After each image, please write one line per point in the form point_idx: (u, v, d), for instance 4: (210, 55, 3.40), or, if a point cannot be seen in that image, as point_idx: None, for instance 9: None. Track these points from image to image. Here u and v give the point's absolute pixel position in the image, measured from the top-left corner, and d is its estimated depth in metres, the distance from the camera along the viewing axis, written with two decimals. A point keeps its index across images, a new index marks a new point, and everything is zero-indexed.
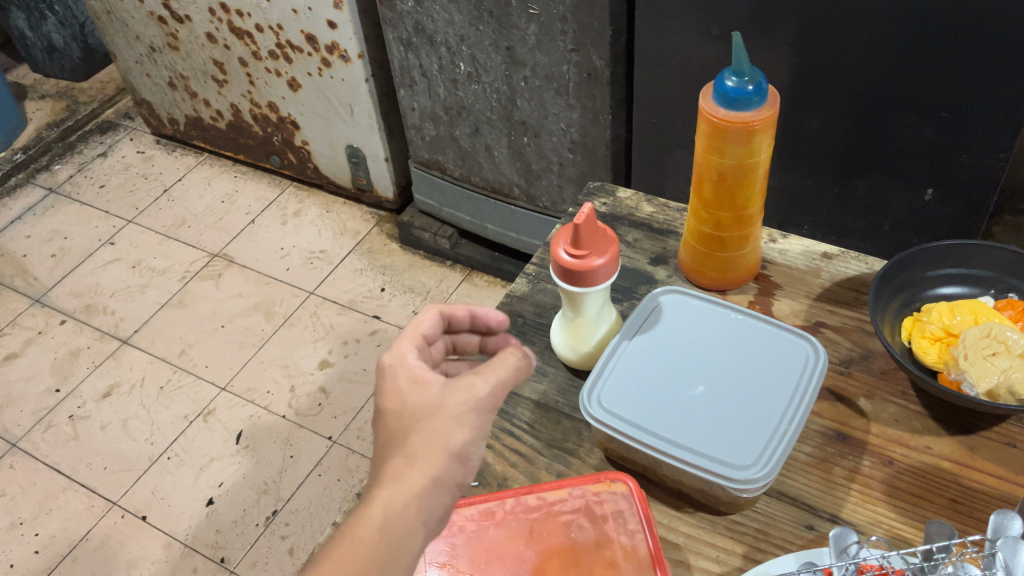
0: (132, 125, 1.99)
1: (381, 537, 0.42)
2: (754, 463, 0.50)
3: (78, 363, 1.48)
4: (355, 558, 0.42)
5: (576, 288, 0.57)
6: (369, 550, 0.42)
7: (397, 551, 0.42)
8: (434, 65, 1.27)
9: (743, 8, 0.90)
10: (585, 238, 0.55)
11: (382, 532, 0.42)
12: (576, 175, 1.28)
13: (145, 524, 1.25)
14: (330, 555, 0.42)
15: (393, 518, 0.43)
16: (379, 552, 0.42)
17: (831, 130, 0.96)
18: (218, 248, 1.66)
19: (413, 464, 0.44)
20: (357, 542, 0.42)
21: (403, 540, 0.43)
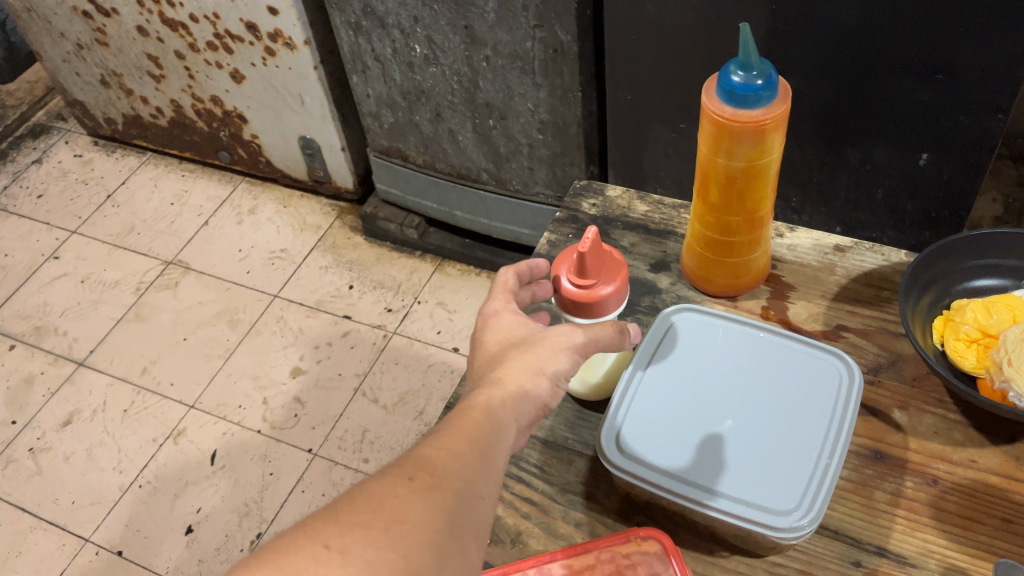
0: (67, 127, 1.87)
1: (488, 417, 0.45)
2: (797, 508, 0.45)
3: (33, 391, 1.40)
4: (466, 428, 0.44)
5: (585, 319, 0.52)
6: (481, 422, 0.44)
7: (503, 430, 0.45)
8: (388, 49, 1.19)
9: None
10: (592, 265, 0.51)
11: (488, 416, 0.45)
12: (548, 157, 1.21)
13: (122, 559, 1.18)
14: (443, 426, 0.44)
15: (497, 406, 0.46)
16: (488, 424, 0.44)
17: (817, 97, 0.90)
18: (172, 254, 1.57)
19: (513, 375, 0.47)
20: (469, 416, 0.45)
21: (507, 425, 0.45)
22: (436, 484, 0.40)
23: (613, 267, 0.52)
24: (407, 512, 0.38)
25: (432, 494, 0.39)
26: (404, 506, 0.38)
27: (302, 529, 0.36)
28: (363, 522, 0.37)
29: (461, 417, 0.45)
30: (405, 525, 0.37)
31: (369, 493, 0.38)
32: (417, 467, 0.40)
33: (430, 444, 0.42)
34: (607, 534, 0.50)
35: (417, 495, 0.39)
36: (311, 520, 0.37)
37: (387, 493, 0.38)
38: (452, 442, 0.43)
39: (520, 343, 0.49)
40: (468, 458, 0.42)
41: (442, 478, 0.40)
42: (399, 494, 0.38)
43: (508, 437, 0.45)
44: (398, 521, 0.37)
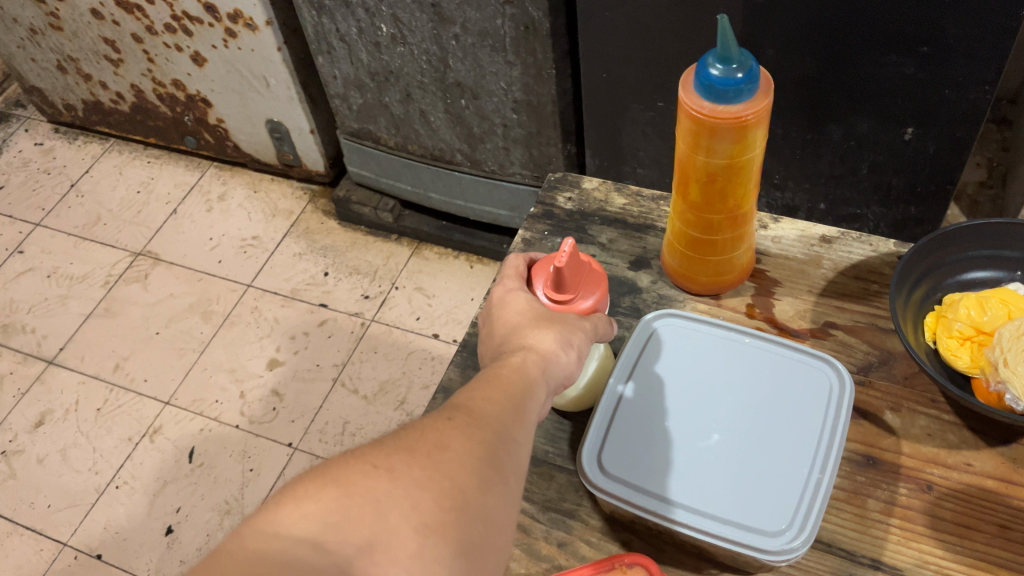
0: (26, 114, 1.81)
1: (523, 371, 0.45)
2: (789, 529, 0.43)
3: (2, 392, 1.36)
4: (503, 379, 0.44)
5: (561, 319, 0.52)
6: (516, 374, 0.45)
7: (538, 385, 0.45)
8: (353, 28, 1.14)
9: None
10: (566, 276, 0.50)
11: (522, 372, 0.45)
12: (523, 137, 1.18)
13: (102, 563, 1.16)
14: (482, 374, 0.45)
15: (530, 361, 0.46)
16: (525, 374, 0.45)
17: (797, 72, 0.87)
18: (141, 245, 1.53)
19: (544, 344, 0.47)
20: (506, 368, 0.45)
21: (542, 379, 0.45)
22: (475, 422, 0.40)
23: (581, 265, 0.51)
24: (449, 443, 0.38)
25: (471, 431, 0.40)
26: (446, 437, 0.38)
27: (348, 454, 0.37)
28: (408, 448, 0.37)
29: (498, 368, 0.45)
30: (447, 452, 0.38)
31: (412, 428, 0.39)
32: (458, 408, 0.41)
33: (470, 390, 0.43)
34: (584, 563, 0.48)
35: (457, 431, 0.39)
36: (356, 449, 0.37)
37: (431, 427, 0.39)
38: (489, 389, 0.43)
39: (546, 317, 0.49)
40: (507, 402, 0.43)
41: (481, 417, 0.41)
42: (440, 427, 0.39)
43: (542, 391, 0.45)
44: (439, 449, 0.38)
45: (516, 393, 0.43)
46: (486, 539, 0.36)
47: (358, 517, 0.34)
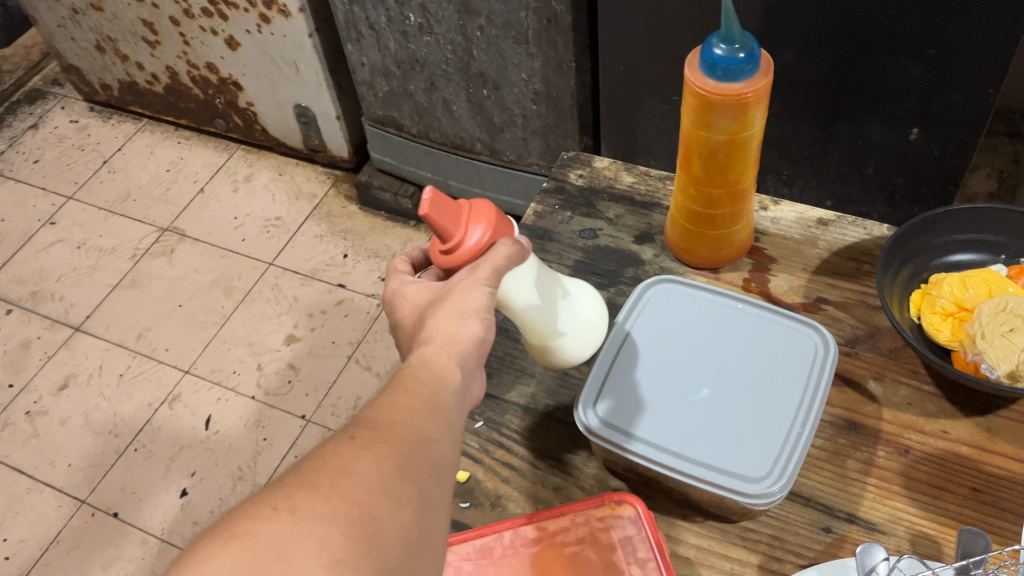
0: (63, 92, 1.87)
1: (423, 371, 0.44)
2: (768, 476, 0.46)
3: (30, 355, 1.41)
4: (406, 387, 0.43)
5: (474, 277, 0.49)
6: (418, 382, 0.43)
7: (444, 374, 0.43)
8: (382, 17, 1.18)
9: None
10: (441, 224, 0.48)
11: (425, 372, 0.43)
12: (541, 128, 1.21)
13: (118, 521, 1.20)
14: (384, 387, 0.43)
15: (431, 354, 0.44)
16: (428, 376, 0.43)
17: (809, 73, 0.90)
18: (168, 221, 1.58)
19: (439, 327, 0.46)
20: (406, 374, 0.43)
21: (447, 373, 0.44)
22: (381, 437, 0.39)
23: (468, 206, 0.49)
24: (355, 467, 0.37)
25: (378, 447, 0.38)
26: (350, 462, 0.37)
27: (245, 504, 0.35)
28: (309, 482, 0.35)
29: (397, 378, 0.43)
30: (352, 479, 0.36)
31: (312, 459, 0.37)
32: (359, 427, 0.39)
33: (372, 406, 0.41)
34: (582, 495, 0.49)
35: (361, 452, 0.38)
36: (251, 497, 0.35)
37: (332, 452, 0.37)
38: (394, 399, 0.42)
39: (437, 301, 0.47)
40: (418, 409, 0.41)
41: (386, 432, 0.39)
42: (343, 453, 0.37)
43: (453, 377, 0.44)
44: (344, 476, 0.36)
45: (421, 399, 0.42)
46: (414, 551, 0.35)
47: (266, 566, 0.32)
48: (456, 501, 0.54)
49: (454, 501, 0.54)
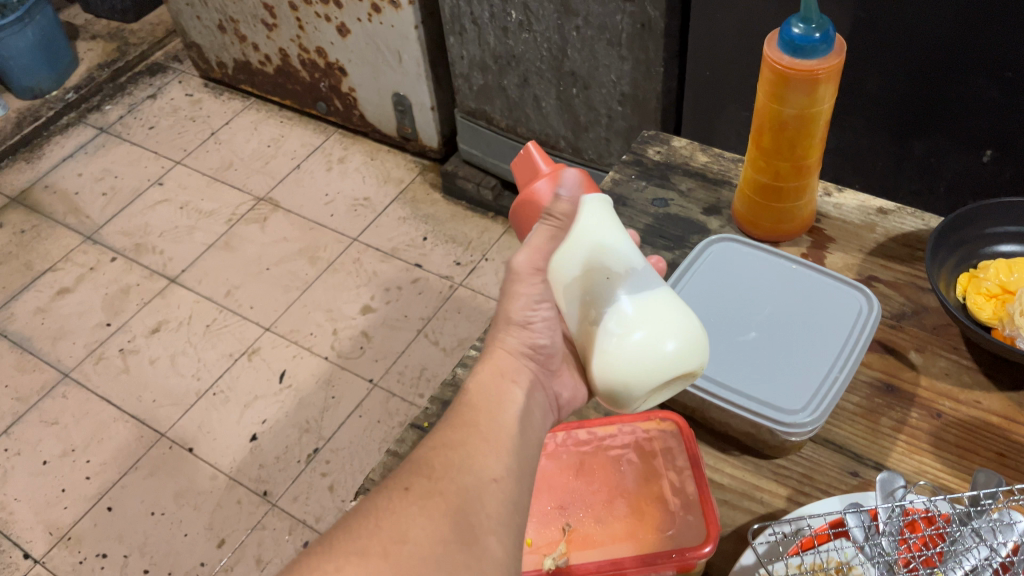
0: (181, 68, 2.02)
1: (482, 397, 0.48)
2: (803, 410, 0.51)
3: (128, 300, 1.53)
4: (468, 420, 0.46)
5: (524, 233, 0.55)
6: (479, 412, 0.47)
7: (504, 395, 0.48)
8: (486, 13, 1.26)
9: None
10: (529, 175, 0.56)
11: (488, 389, 0.49)
12: (624, 129, 1.27)
13: (192, 456, 1.29)
14: (444, 423, 0.46)
15: (494, 378, 0.49)
16: (486, 407, 0.47)
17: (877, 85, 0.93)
18: (264, 191, 1.69)
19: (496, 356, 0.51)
20: (466, 406, 0.47)
21: (506, 397, 0.48)
22: (436, 491, 0.41)
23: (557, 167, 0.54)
24: (410, 529, 0.39)
25: (432, 501, 0.41)
26: (406, 523, 0.40)
27: (300, 566, 0.38)
28: (364, 555, 0.38)
29: (457, 412, 0.47)
30: (407, 544, 0.39)
31: (366, 513, 0.40)
32: (414, 473, 0.43)
33: (429, 446, 0.45)
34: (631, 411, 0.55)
35: (416, 509, 0.41)
36: (305, 557, 0.39)
37: (389, 509, 0.40)
38: (454, 438, 0.45)
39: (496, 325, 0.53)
40: (477, 449, 0.45)
41: (442, 481, 0.42)
42: (399, 509, 0.40)
43: (517, 390, 0.49)
44: (399, 540, 0.39)
45: (482, 440, 0.45)
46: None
47: None
48: None
49: None
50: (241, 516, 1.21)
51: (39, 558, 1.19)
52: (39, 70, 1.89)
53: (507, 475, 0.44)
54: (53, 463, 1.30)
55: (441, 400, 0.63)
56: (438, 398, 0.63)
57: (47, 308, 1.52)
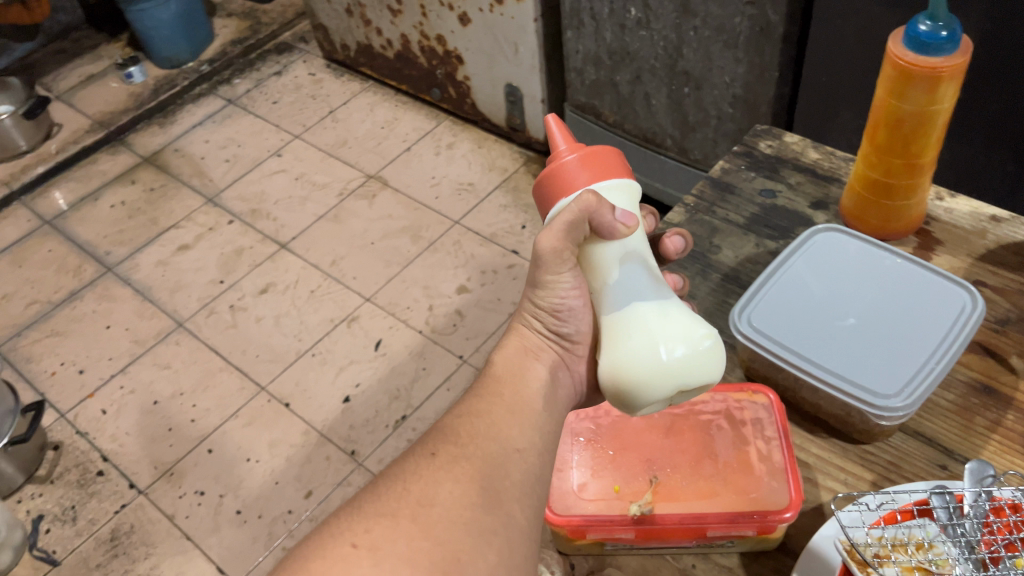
0: (307, 49, 2.12)
1: (507, 372, 0.53)
2: (896, 395, 0.52)
3: (241, 261, 1.61)
4: (495, 394, 0.51)
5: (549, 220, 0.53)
6: (504, 386, 0.52)
7: (528, 371, 0.53)
8: (605, 9, 1.29)
9: None
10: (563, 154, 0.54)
11: (507, 364, 0.53)
12: (733, 132, 1.28)
13: (287, 410, 1.36)
14: (469, 399, 0.51)
15: (518, 359, 0.54)
16: (512, 384, 0.52)
17: (992, 104, 0.90)
18: (374, 170, 1.76)
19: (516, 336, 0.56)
20: (493, 383, 0.52)
21: (530, 373, 0.53)
22: (462, 458, 0.46)
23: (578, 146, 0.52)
24: (438, 492, 0.43)
25: (458, 467, 0.45)
26: (434, 488, 0.44)
27: (334, 524, 0.42)
28: (393, 513, 0.42)
29: (485, 387, 0.52)
30: (434, 507, 0.43)
31: (396, 479, 0.45)
32: (442, 441, 0.47)
33: (455, 418, 0.49)
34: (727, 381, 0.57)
35: (443, 472, 0.45)
36: (338, 517, 0.43)
37: (418, 475, 0.45)
38: (479, 410, 0.50)
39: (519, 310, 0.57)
40: (500, 421, 0.49)
41: (468, 449, 0.47)
42: (427, 475, 0.45)
43: (536, 366, 0.54)
44: (427, 504, 0.43)
45: (506, 413, 0.50)
46: (504, 566, 0.42)
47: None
48: None
49: None
50: (329, 471, 1.27)
51: (143, 488, 1.28)
52: (178, 42, 2.02)
53: (529, 447, 0.49)
54: (162, 404, 1.39)
55: None
56: None
57: (168, 261, 1.63)
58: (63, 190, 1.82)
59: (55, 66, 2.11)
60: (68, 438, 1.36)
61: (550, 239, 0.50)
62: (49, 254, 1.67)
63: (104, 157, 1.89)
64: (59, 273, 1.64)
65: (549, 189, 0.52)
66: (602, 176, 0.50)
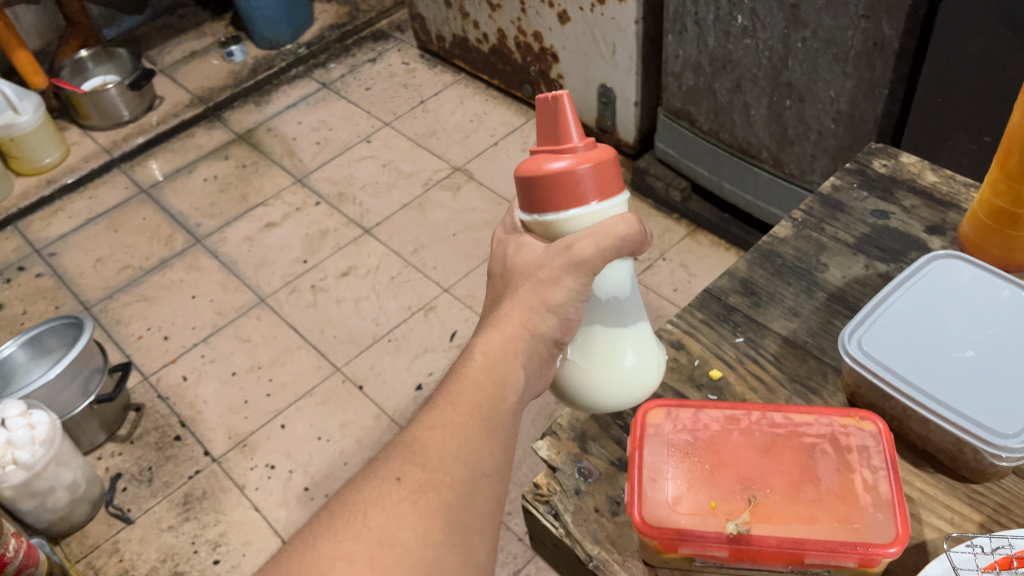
0: (402, 38, 2.15)
1: (486, 376, 0.50)
2: (1014, 435, 0.49)
3: (325, 242, 1.64)
4: (471, 400, 0.49)
5: (546, 216, 0.53)
6: (482, 391, 0.49)
7: (509, 371, 0.51)
8: (710, 15, 1.26)
9: None
10: (548, 143, 0.53)
11: (488, 363, 0.51)
12: (834, 148, 1.24)
13: (360, 393, 1.37)
14: (440, 405, 0.49)
15: (498, 360, 0.51)
16: (487, 392, 0.50)
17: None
18: (461, 162, 1.77)
19: (512, 319, 0.53)
20: (466, 386, 0.50)
21: (511, 374, 0.51)
22: (429, 486, 0.45)
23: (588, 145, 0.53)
24: (400, 530, 0.42)
25: (425, 497, 0.44)
26: (396, 524, 0.43)
27: (290, 564, 0.41)
28: (353, 554, 0.41)
29: (457, 390, 0.49)
30: (397, 547, 0.42)
31: (357, 508, 0.44)
32: (408, 463, 0.45)
33: (424, 429, 0.47)
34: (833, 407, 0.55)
35: (406, 500, 0.44)
36: (293, 555, 0.42)
37: (382, 503, 0.44)
38: (451, 423, 0.48)
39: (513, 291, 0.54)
40: (469, 441, 0.47)
41: (436, 475, 0.45)
42: (391, 505, 0.43)
43: (516, 367, 0.52)
44: (388, 542, 0.42)
45: (481, 423, 0.48)
46: None
47: None
48: (704, 392, 0.61)
49: (702, 391, 0.61)
50: None
51: (217, 457, 1.31)
52: (279, 24, 2.07)
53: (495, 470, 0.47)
54: (241, 376, 1.42)
55: None
56: None
57: (255, 237, 1.67)
58: (160, 160, 1.88)
59: (161, 40, 2.19)
60: (149, 400, 1.40)
61: (590, 247, 0.52)
62: (143, 222, 1.73)
63: (201, 131, 1.95)
64: (152, 240, 1.69)
65: (567, 188, 0.51)
66: (613, 193, 0.53)
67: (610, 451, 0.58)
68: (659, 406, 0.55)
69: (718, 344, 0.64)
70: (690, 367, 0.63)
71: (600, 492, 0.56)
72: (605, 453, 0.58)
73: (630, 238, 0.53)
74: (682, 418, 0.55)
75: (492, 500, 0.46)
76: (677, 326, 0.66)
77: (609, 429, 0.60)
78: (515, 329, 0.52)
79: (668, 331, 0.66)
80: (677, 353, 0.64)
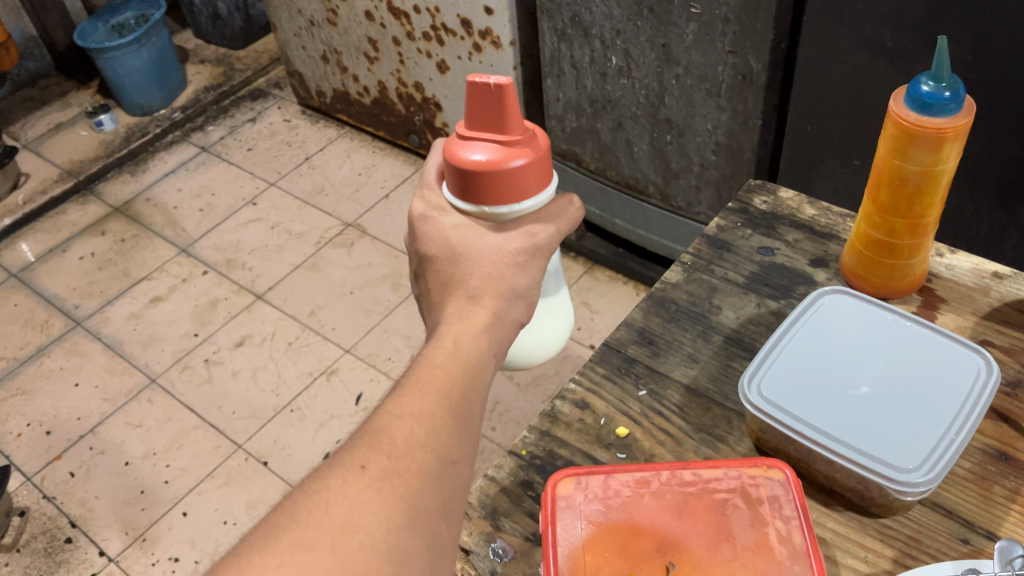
0: (281, 95, 2.11)
1: (459, 364, 0.49)
2: (916, 469, 0.50)
3: (216, 313, 1.57)
4: (438, 387, 0.47)
5: (479, 204, 0.54)
6: (450, 378, 0.48)
7: (474, 354, 0.50)
8: (586, 57, 1.27)
9: (906, 17, 0.86)
10: (486, 129, 0.54)
11: (458, 348, 0.49)
12: (717, 179, 1.26)
13: (266, 469, 1.30)
14: (407, 390, 0.47)
15: (467, 348, 0.50)
16: (457, 378, 0.48)
17: (972, 143, 0.90)
18: (352, 218, 1.74)
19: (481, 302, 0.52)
20: (436, 373, 0.48)
21: (480, 360, 0.50)
22: (394, 473, 0.43)
23: (526, 132, 0.54)
24: (362, 517, 0.41)
25: (389, 485, 0.42)
26: (358, 512, 0.41)
27: (245, 553, 0.39)
28: (309, 541, 0.39)
29: (426, 377, 0.47)
30: (357, 535, 0.40)
31: (317, 495, 0.41)
32: (372, 450, 0.43)
33: (392, 417, 0.45)
34: (738, 457, 0.55)
35: (368, 486, 0.42)
36: (248, 547, 0.39)
37: (344, 491, 0.42)
38: (421, 410, 0.46)
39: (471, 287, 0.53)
40: (441, 426, 0.46)
41: (401, 462, 0.43)
42: (354, 491, 0.42)
43: (489, 353, 0.51)
44: (350, 530, 0.40)
45: (449, 411, 0.46)
46: None
47: None
48: (613, 451, 0.60)
49: (611, 451, 0.60)
50: None
51: (114, 556, 1.22)
52: (151, 89, 2.00)
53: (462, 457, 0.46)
54: (135, 465, 1.33)
55: (539, 430, 0.62)
56: (536, 428, 0.62)
57: (141, 314, 1.58)
58: (31, 241, 1.77)
59: (23, 113, 2.08)
60: (34, 503, 1.30)
61: (540, 232, 0.55)
62: (14, 308, 1.62)
63: (73, 207, 1.85)
64: (26, 328, 1.58)
65: (515, 183, 0.53)
66: (541, 184, 0.55)
67: (524, 525, 0.56)
68: (568, 476, 0.54)
69: (622, 399, 0.63)
70: (597, 427, 0.61)
71: (516, 571, 0.54)
72: (519, 528, 0.56)
73: (565, 220, 0.57)
74: (592, 487, 0.53)
75: (456, 485, 0.45)
76: (579, 384, 0.65)
77: (520, 502, 0.58)
78: (487, 315, 0.52)
79: (571, 390, 0.64)
80: (582, 413, 0.63)
